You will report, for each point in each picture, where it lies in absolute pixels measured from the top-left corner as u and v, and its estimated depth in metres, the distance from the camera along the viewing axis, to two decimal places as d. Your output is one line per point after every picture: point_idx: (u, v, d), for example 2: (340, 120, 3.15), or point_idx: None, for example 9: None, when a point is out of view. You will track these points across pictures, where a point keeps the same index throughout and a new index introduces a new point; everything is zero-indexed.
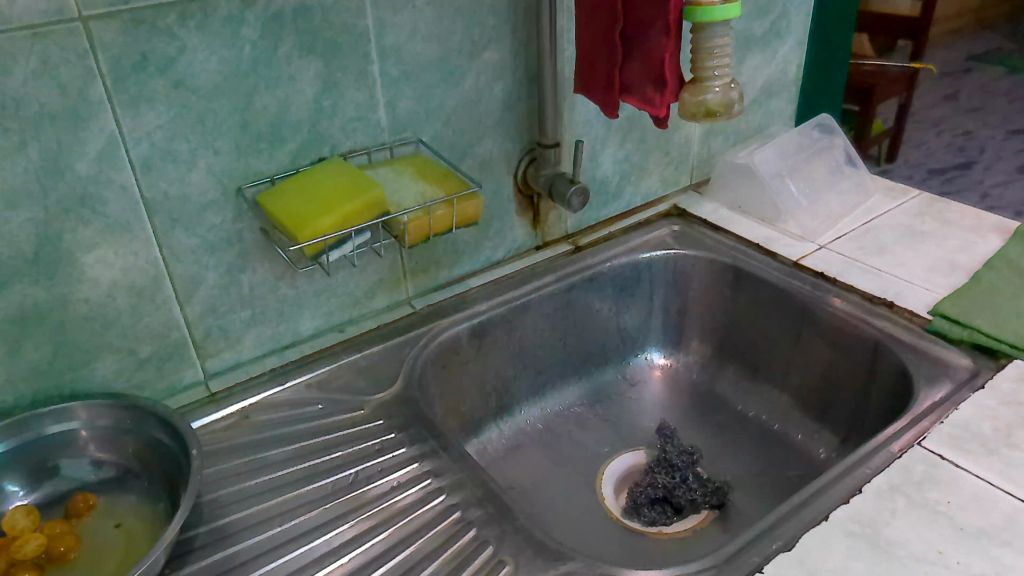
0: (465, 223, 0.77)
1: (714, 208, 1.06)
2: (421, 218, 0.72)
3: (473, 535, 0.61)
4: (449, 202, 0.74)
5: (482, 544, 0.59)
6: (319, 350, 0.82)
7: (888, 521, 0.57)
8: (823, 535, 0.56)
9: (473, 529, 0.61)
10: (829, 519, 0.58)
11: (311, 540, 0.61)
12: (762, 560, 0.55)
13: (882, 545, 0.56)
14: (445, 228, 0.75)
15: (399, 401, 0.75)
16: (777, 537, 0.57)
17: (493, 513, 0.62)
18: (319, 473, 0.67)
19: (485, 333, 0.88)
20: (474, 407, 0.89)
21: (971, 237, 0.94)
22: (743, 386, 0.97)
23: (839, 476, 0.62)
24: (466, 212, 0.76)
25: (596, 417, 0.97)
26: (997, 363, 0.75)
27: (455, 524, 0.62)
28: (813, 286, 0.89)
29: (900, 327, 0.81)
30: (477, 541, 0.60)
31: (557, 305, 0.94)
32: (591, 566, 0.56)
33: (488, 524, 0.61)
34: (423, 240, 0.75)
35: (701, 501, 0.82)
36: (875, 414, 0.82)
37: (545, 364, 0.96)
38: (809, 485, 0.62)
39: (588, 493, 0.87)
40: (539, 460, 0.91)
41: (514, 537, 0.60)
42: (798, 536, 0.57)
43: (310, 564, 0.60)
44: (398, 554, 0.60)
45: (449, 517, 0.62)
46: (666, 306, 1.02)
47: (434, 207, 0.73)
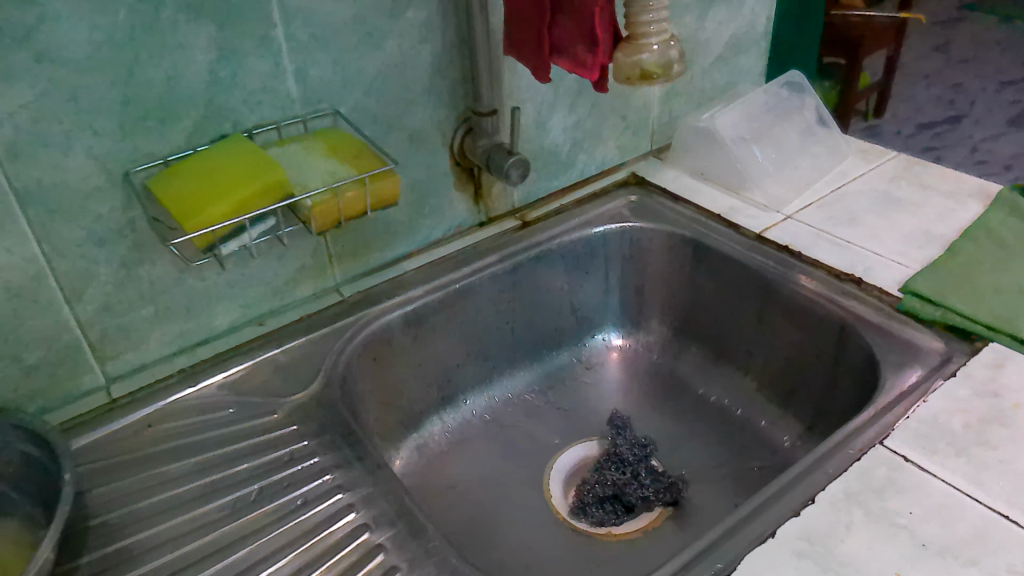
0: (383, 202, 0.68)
1: (675, 175, 0.98)
2: (329, 202, 0.64)
3: (381, 560, 0.54)
4: (362, 180, 0.65)
5: (390, 570, 0.54)
6: (235, 346, 0.75)
7: (842, 537, 0.51)
8: (770, 556, 0.50)
9: (381, 553, 0.55)
10: (776, 536, 0.52)
11: (205, 568, 0.55)
12: None
13: (834, 567, 0.50)
14: (360, 213, 0.67)
15: (316, 404, 0.69)
16: (720, 558, 0.51)
17: (406, 533, 0.56)
18: (220, 490, 0.61)
19: (421, 322, 0.82)
20: (411, 400, 0.83)
21: (950, 204, 0.86)
22: (706, 369, 0.91)
23: (790, 482, 0.56)
24: (383, 194, 0.68)
25: (547, 405, 0.91)
26: (971, 347, 0.68)
27: (365, 546, 0.56)
28: (776, 262, 0.82)
29: (867, 307, 0.74)
30: (384, 568, 0.54)
31: (502, 288, 0.87)
32: None
33: (398, 545, 0.55)
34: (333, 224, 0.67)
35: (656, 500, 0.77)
36: (842, 401, 0.76)
37: (491, 351, 0.89)
38: (759, 494, 0.55)
39: (534, 490, 0.81)
40: (485, 454, 0.85)
41: (425, 563, 0.53)
42: (741, 556, 0.51)
43: None
44: None
45: (359, 538, 0.56)
46: (623, 283, 0.95)
47: (344, 188, 0.65)
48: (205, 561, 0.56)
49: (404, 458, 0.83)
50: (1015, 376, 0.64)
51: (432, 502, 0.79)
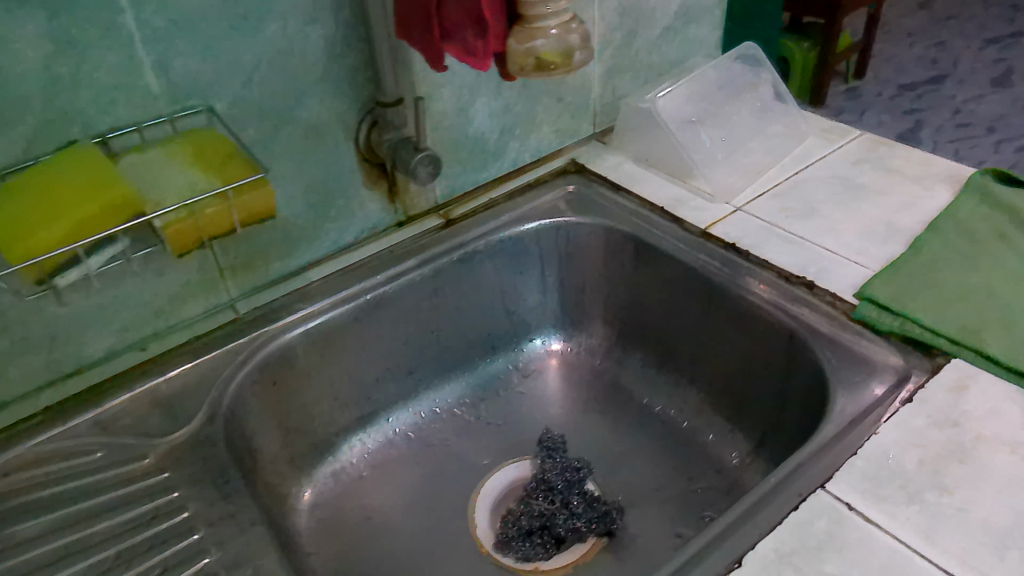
0: (257, 220, 0.60)
1: (618, 162, 0.89)
2: (185, 220, 0.56)
3: None
4: (224, 194, 0.57)
5: None
6: (111, 377, 0.67)
7: None
8: None
9: None
10: None
11: None
12: None
13: None
14: (227, 230, 0.59)
15: (193, 446, 0.61)
16: None
17: None
18: (71, 555, 0.54)
19: (330, 339, 0.74)
20: (323, 424, 0.77)
21: (916, 191, 0.78)
22: (651, 376, 0.84)
23: (712, 539, 0.49)
24: (256, 208, 0.59)
25: (478, 419, 0.85)
26: (933, 363, 0.60)
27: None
28: (722, 262, 0.74)
29: (819, 316, 0.67)
30: None
31: (423, 296, 0.79)
32: None
33: None
34: (196, 246, 0.58)
35: (589, 529, 0.71)
36: (791, 419, 0.69)
37: (415, 363, 0.83)
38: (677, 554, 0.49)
39: (457, 518, 0.75)
40: (409, 476, 0.79)
41: None
42: None
43: None
44: None
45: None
46: (561, 284, 0.87)
47: (202, 204, 0.56)
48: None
49: (320, 487, 0.76)
50: (979, 400, 0.56)
51: (349, 536, 0.73)
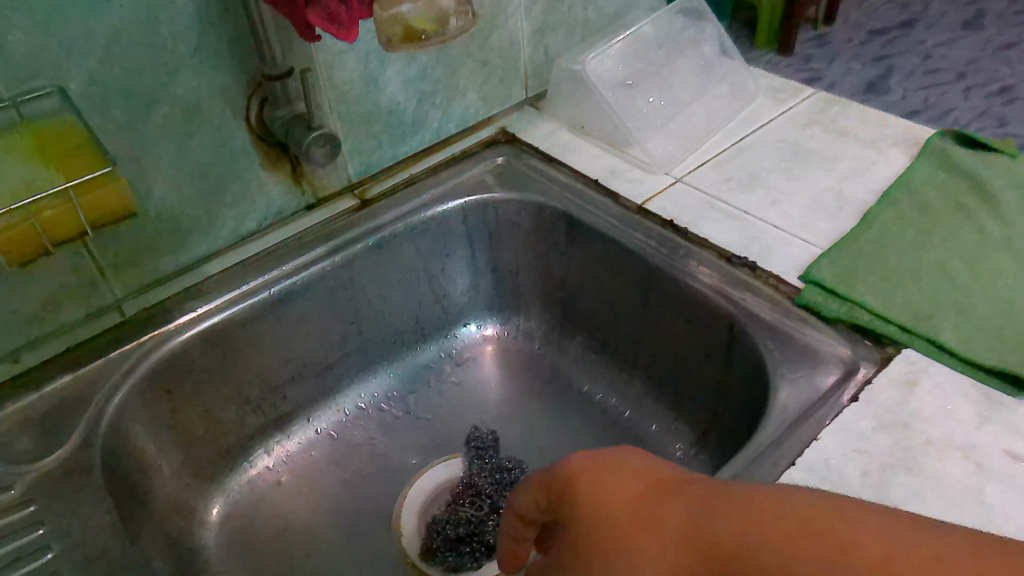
0: (108, 216, 0.53)
1: (551, 130, 0.82)
2: (19, 226, 0.49)
3: None
4: (66, 192, 0.50)
5: None
6: None
7: None
8: None
9: None
10: None
11: None
12: None
13: None
14: (76, 230, 0.52)
15: (66, 474, 0.54)
16: None
17: None
18: None
19: (230, 340, 0.67)
20: (231, 429, 0.70)
21: (869, 156, 0.72)
22: (592, 362, 0.79)
23: None
24: (103, 206, 0.52)
25: (406, 414, 0.79)
26: (882, 353, 0.55)
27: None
28: (658, 241, 0.68)
29: (763, 302, 0.60)
30: None
31: (338, 286, 0.72)
32: None
33: None
34: (41, 250, 0.51)
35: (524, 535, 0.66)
36: (733, 411, 0.63)
37: (335, 357, 0.76)
38: None
39: (380, 526, 0.70)
40: (331, 481, 0.73)
41: None
42: None
43: None
44: None
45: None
46: (494, 265, 0.81)
47: (39, 206, 0.49)
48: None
49: (232, 497, 0.70)
50: (929, 397, 0.51)
51: (261, 549, 0.68)
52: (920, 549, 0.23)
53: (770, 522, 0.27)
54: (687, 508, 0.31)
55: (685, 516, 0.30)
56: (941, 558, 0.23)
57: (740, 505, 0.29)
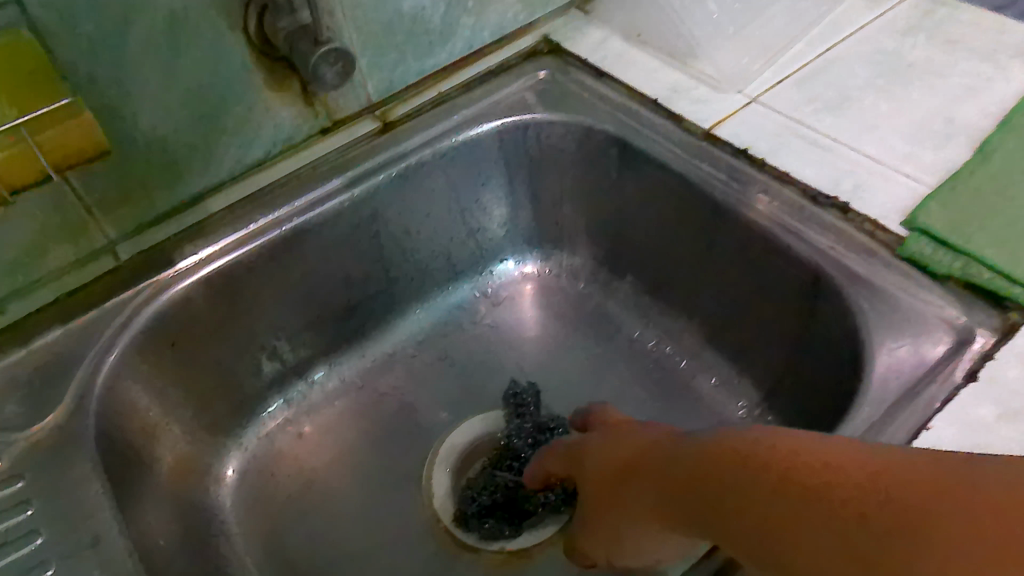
0: (76, 154, 0.50)
1: (602, 39, 0.71)
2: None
3: None
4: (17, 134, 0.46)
5: None
6: None
7: None
8: None
9: None
10: None
11: None
12: None
13: None
14: (37, 176, 0.49)
15: (59, 445, 0.47)
16: None
17: None
18: None
19: (238, 286, 0.59)
20: (245, 381, 0.63)
21: (986, 70, 0.60)
22: (644, 306, 0.71)
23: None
24: (67, 142, 0.48)
25: (438, 360, 0.71)
26: (1003, 320, 0.45)
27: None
28: (729, 175, 0.58)
29: (856, 250, 0.51)
30: None
31: (360, 223, 0.63)
32: None
33: None
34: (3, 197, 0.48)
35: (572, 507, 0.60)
36: (812, 374, 0.55)
37: (358, 300, 0.68)
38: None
39: (409, 486, 0.63)
40: (356, 433, 0.66)
41: None
42: None
43: None
44: None
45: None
46: (534, 196, 0.71)
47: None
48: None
49: (249, 451, 0.64)
50: None
51: (280, 510, 0.62)
52: (814, 460, 0.28)
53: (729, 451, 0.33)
54: (664, 459, 0.37)
55: (635, 460, 0.41)
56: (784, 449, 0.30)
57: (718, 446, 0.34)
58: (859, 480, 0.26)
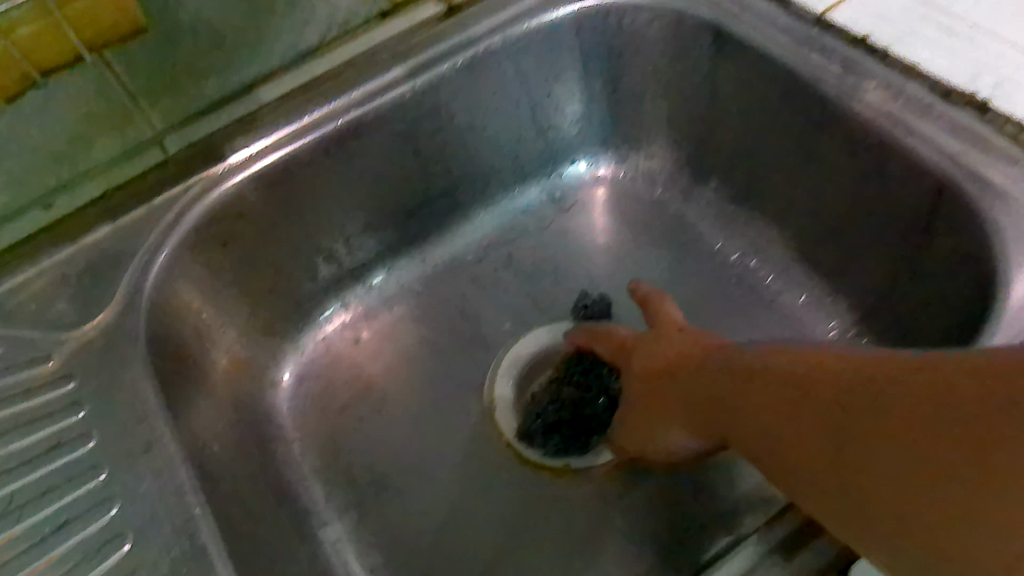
0: (113, 33, 0.51)
1: None
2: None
3: None
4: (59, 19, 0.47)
5: None
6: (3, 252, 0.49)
7: None
8: None
9: None
10: None
11: None
12: None
13: None
14: (71, 57, 0.50)
15: (110, 346, 0.45)
16: None
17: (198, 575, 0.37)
18: None
19: (292, 183, 0.55)
20: (300, 283, 0.60)
21: None
22: (727, 213, 0.65)
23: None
24: (105, 21, 0.50)
25: (501, 268, 0.67)
26: None
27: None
28: (842, 65, 0.50)
29: (991, 155, 0.44)
30: None
31: (420, 117, 0.58)
32: None
33: None
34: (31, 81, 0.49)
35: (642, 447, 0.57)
36: (934, 296, 0.48)
37: (419, 202, 0.63)
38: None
39: (469, 396, 0.60)
40: (416, 339, 0.63)
41: None
42: None
43: None
44: None
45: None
46: (613, 91, 0.64)
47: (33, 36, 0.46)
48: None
49: (307, 356, 0.62)
50: None
51: (337, 414, 0.59)
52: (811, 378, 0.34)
53: (752, 393, 0.38)
54: (700, 374, 0.44)
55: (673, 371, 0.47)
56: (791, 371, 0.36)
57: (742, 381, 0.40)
58: (857, 389, 0.31)
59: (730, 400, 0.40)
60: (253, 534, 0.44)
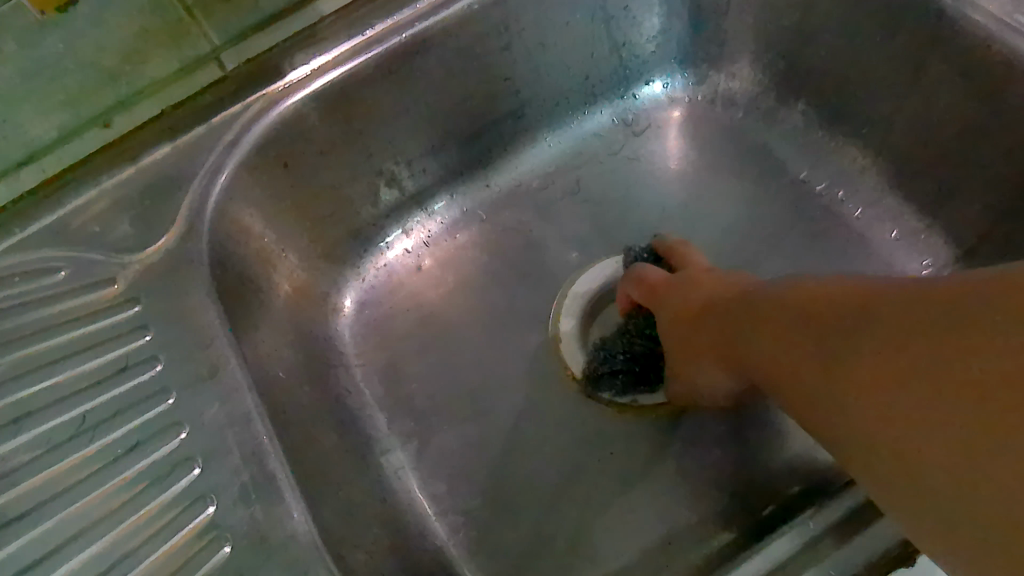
0: None
1: None
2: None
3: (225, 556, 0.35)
4: None
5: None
6: (66, 172, 0.48)
7: None
8: None
9: (228, 543, 0.36)
10: None
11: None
12: None
13: None
14: None
15: (173, 269, 0.44)
16: None
17: (268, 501, 0.37)
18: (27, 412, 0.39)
19: (354, 101, 0.52)
20: (362, 206, 0.58)
21: None
22: (813, 138, 0.61)
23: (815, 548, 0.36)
24: None
25: (568, 194, 0.64)
26: None
27: (185, 550, 0.36)
28: None
29: None
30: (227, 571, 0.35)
31: (489, 32, 0.54)
32: None
33: (254, 525, 0.36)
34: None
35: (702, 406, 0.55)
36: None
37: (484, 123, 0.60)
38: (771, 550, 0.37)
39: (534, 328, 0.58)
40: (479, 268, 0.61)
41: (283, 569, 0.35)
42: None
43: None
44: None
45: (200, 514, 0.37)
46: (698, 3, 0.59)
47: None
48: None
49: (368, 282, 0.60)
50: None
51: (399, 342, 0.58)
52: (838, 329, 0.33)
53: (773, 340, 0.39)
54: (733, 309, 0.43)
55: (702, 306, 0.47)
56: (821, 320, 0.35)
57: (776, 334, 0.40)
58: (879, 354, 0.30)
59: (765, 339, 0.39)
60: (319, 461, 0.44)
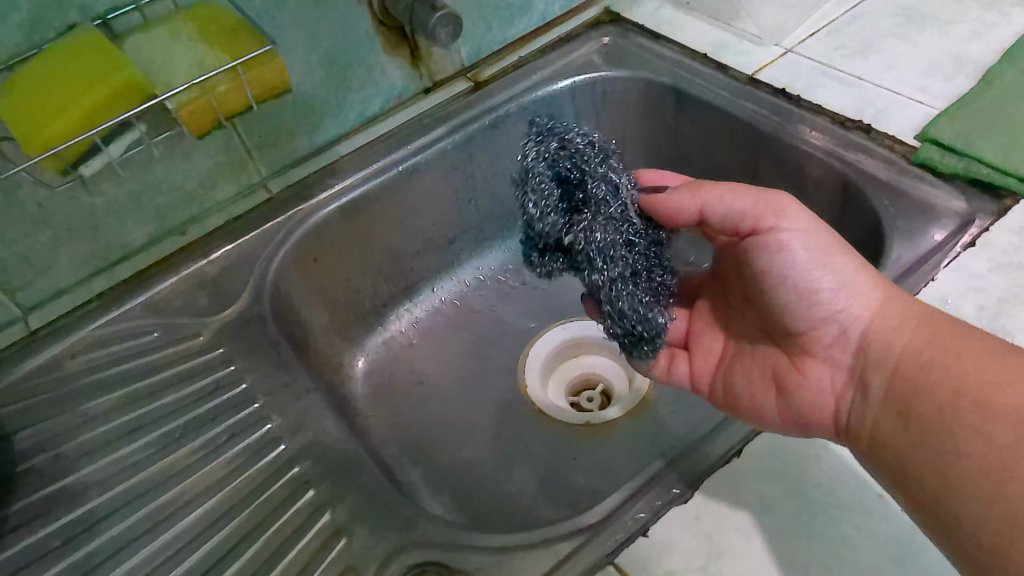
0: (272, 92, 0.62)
1: (654, 10, 0.84)
2: (197, 100, 0.56)
3: (309, 498, 0.51)
4: (235, 69, 0.56)
5: (319, 509, 0.50)
6: (154, 266, 0.65)
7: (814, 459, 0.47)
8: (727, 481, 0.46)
9: (310, 491, 0.51)
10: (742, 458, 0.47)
11: (137, 508, 0.50)
12: (649, 518, 0.45)
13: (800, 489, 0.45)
14: (243, 104, 0.60)
15: (245, 323, 0.61)
16: (674, 483, 0.46)
17: (335, 463, 0.53)
18: (150, 423, 0.55)
19: (364, 212, 0.71)
20: (368, 297, 0.76)
21: (990, 17, 0.74)
22: None
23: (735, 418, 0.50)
24: (268, 77, 0.60)
25: (521, 284, 0.83)
26: (997, 206, 0.57)
27: (276, 501, 0.51)
28: (770, 109, 0.69)
29: (878, 162, 0.62)
30: (312, 506, 0.50)
31: (456, 165, 0.75)
32: (452, 536, 0.47)
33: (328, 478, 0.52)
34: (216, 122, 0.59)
35: (535, 234, 0.57)
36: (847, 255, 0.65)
37: (455, 234, 0.80)
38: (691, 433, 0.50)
39: (505, 378, 0.76)
40: (456, 343, 0.79)
41: (355, 496, 0.50)
42: (699, 483, 0.46)
43: (125, 550, 0.48)
44: (221, 530, 0.49)
45: (286, 474, 0.53)
46: None
47: (215, 80, 0.56)
48: (117, 515, 0.50)
49: (371, 354, 0.76)
50: None
51: (398, 398, 0.74)
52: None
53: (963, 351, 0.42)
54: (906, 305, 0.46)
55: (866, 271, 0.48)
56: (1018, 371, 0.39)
57: (910, 328, 0.45)
58: None
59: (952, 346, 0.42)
60: None
